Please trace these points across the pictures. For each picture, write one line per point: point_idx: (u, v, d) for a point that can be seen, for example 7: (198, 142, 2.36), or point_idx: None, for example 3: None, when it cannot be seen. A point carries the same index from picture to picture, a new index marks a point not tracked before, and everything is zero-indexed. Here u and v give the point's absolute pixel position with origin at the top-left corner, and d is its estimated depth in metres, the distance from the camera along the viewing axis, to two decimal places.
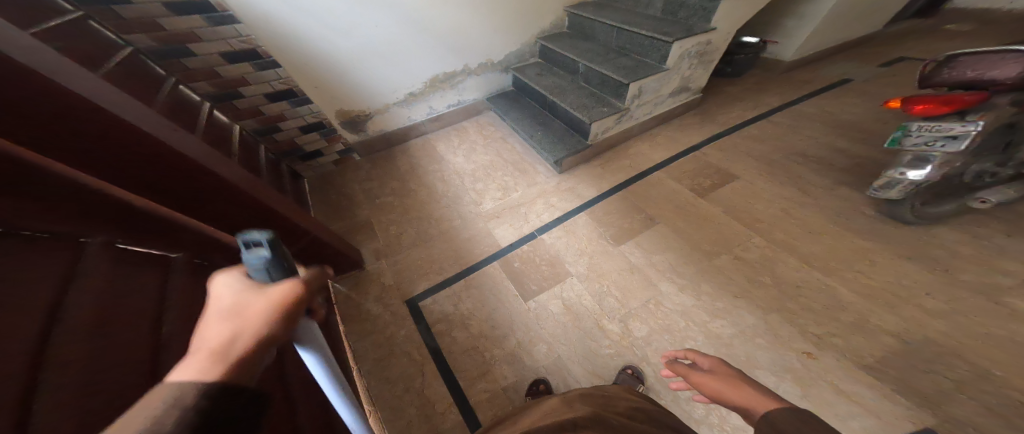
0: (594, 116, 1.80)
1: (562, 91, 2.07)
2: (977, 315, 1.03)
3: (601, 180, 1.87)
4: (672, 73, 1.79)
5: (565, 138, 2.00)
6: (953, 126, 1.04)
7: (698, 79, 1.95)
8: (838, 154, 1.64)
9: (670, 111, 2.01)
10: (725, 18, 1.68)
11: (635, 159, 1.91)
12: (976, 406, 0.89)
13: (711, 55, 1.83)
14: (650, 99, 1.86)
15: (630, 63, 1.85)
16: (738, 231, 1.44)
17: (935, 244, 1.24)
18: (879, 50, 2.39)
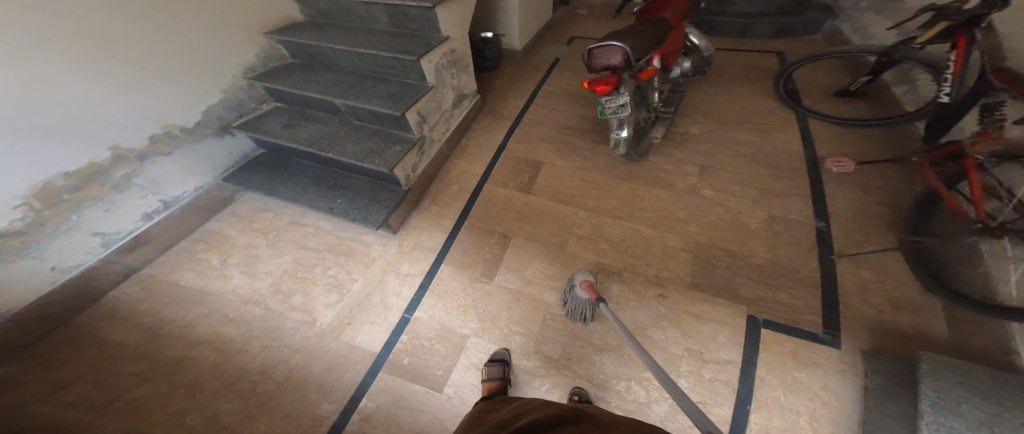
0: (391, 160, 1.53)
1: (334, 142, 1.64)
2: (706, 207, 1.54)
3: (441, 218, 1.65)
4: (439, 89, 1.72)
5: (374, 192, 1.63)
6: (620, 98, 1.51)
7: (465, 81, 1.94)
8: (583, 119, 1.98)
9: (462, 120, 1.96)
10: (450, 24, 1.66)
11: (460, 179, 1.79)
12: (750, 263, 1.31)
13: (461, 59, 1.83)
14: (432, 118, 1.72)
15: (391, 89, 1.63)
16: (573, 211, 1.62)
17: (670, 161, 1.77)
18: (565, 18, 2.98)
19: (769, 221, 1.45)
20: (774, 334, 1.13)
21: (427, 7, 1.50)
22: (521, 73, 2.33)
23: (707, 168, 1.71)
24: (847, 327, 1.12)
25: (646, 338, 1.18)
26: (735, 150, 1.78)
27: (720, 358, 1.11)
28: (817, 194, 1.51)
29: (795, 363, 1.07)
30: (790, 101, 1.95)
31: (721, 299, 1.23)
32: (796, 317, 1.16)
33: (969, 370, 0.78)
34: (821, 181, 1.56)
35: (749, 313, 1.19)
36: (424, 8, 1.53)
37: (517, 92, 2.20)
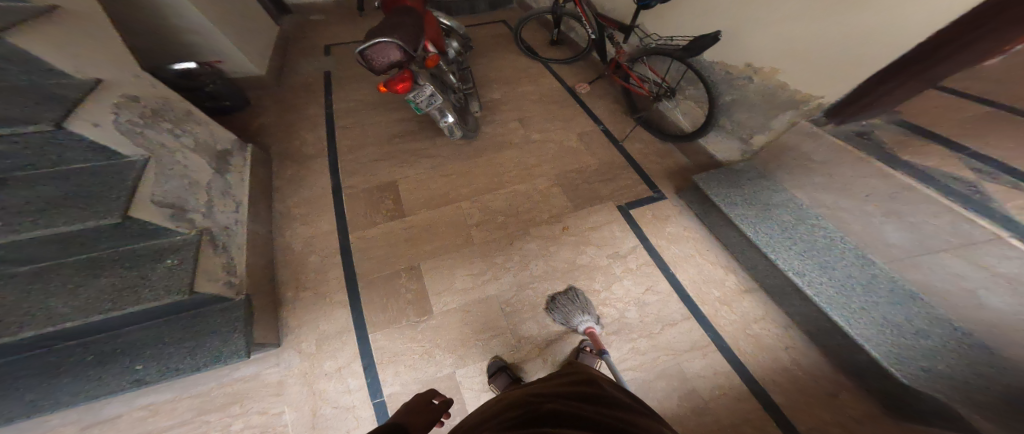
0: (178, 280, 0.99)
1: (3, 315, 0.85)
2: (542, 150, 1.87)
3: (327, 297, 1.30)
4: (168, 156, 1.15)
5: (190, 330, 1.05)
6: (424, 90, 1.51)
7: (198, 131, 1.35)
8: (401, 127, 1.93)
9: (246, 184, 1.46)
10: (81, 60, 1.01)
11: (316, 245, 1.45)
12: (592, 173, 1.76)
13: (162, 106, 1.22)
14: (190, 199, 1.16)
15: (56, 187, 0.93)
16: (456, 207, 1.61)
17: (496, 125, 1.99)
18: (298, 37, 2.61)
19: (580, 139, 1.94)
20: (637, 210, 1.60)
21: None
22: (300, 112, 1.99)
23: (523, 119, 2.04)
24: (659, 182, 1.73)
25: (580, 265, 1.43)
26: (528, 100, 2.18)
27: (630, 247, 1.49)
28: (587, 109, 2.13)
29: (658, 220, 1.57)
30: (533, 55, 2.49)
31: (596, 206, 1.63)
32: (638, 191, 1.69)
33: (718, 174, 1.51)
34: (584, 100, 2.20)
35: (618, 203, 1.63)
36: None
37: (309, 133, 1.88)
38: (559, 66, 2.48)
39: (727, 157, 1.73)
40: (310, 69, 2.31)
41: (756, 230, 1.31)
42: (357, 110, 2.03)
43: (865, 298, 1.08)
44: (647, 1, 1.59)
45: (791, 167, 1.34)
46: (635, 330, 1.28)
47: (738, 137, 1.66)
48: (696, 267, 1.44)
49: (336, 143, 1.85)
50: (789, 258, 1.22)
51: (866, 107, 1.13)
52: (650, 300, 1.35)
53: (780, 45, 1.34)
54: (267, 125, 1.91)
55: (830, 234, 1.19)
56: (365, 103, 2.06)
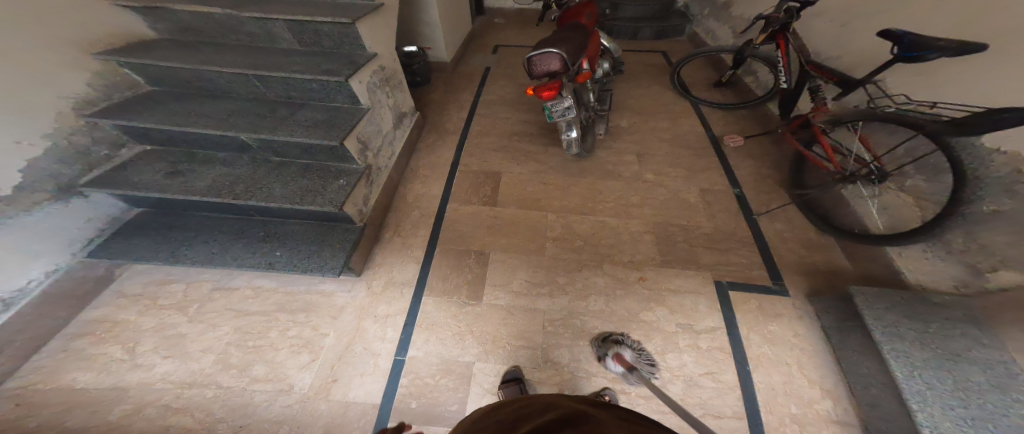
0: (340, 196, 1.34)
1: (252, 184, 1.36)
2: (650, 191, 1.74)
3: (409, 249, 1.55)
4: (376, 109, 1.57)
5: (322, 235, 1.44)
6: (565, 102, 1.59)
7: (398, 98, 1.79)
8: (526, 129, 2.10)
9: (402, 143, 1.84)
10: (374, 39, 1.48)
11: (422, 203, 1.73)
12: (699, 234, 1.54)
13: (392, 77, 1.68)
14: (373, 143, 1.55)
15: (316, 115, 1.39)
16: (541, 215, 1.66)
17: (614, 153, 1.95)
18: (482, 36, 3.11)
19: (701, 194, 1.71)
20: (739, 294, 1.32)
21: (346, 23, 1.29)
22: (457, 95, 2.40)
23: (645, 154, 1.93)
24: (787, 275, 1.37)
25: (642, 322, 1.27)
26: (660, 137, 2.04)
27: (710, 329, 1.24)
28: (726, 166, 1.85)
29: (765, 316, 1.25)
30: (683, 93, 2.30)
31: (689, 270, 1.41)
32: (751, 274, 1.38)
33: (894, 296, 1.07)
34: (726, 154, 1.92)
35: (715, 278, 1.38)
36: (339, 25, 1.33)
37: (456, 113, 2.24)
38: (712, 111, 2.22)
39: (925, 282, 1.25)
40: (478, 64, 2.73)
41: (902, 361, 0.93)
42: (498, 105, 2.29)
43: None
44: (923, 53, 1.10)
45: None
46: (669, 403, 1.10)
47: (960, 263, 1.15)
48: (780, 372, 1.11)
49: (471, 127, 2.14)
50: (936, 412, 0.84)
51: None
52: (704, 384, 1.11)
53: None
54: (430, 101, 2.36)
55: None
56: (506, 102, 2.31)
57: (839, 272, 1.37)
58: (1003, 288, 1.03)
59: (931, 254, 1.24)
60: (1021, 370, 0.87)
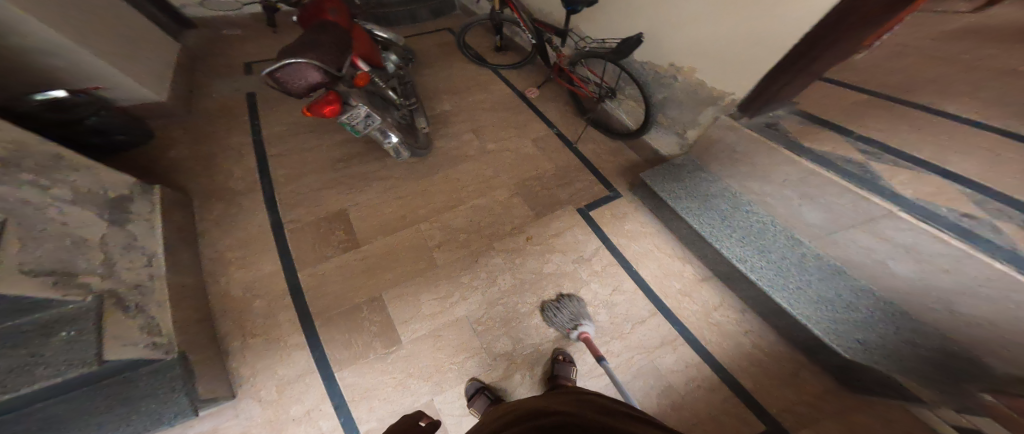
0: (83, 353, 0.82)
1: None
2: (496, 160, 1.85)
3: (279, 352, 1.18)
4: (44, 213, 0.89)
5: (107, 406, 0.89)
6: (356, 111, 1.37)
7: (79, 180, 1.05)
8: (344, 150, 1.81)
9: (160, 232, 1.24)
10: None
11: (259, 291, 1.30)
12: (549, 180, 1.77)
13: (19, 153, 0.89)
14: (82, 262, 0.92)
15: None
16: (414, 229, 1.54)
17: (448, 138, 1.94)
18: (214, 54, 2.33)
19: (534, 145, 1.94)
20: (595, 212, 1.64)
21: None
22: (224, 141, 1.79)
23: (475, 129, 2.00)
24: (614, 180, 1.78)
25: (548, 275, 1.44)
26: (478, 108, 2.14)
27: (592, 248, 1.52)
28: (538, 113, 2.13)
29: (616, 219, 1.62)
30: (481, 63, 2.46)
31: (557, 212, 1.64)
32: (595, 192, 1.73)
33: (660, 169, 1.62)
34: (534, 103, 2.20)
35: (578, 207, 1.66)
36: None
37: (238, 164, 1.69)
38: (505, 71, 2.46)
39: (668, 152, 1.80)
40: (230, 92, 2.06)
41: (693, 213, 1.43)
42: (290, 136, 1.85)
43: (802, 278, 1.21)
44: (574, 7, 1.68)
45: (721, 159, 1.48)
46: (607, 332, 1.31)
47: (675, 132, 1.74)
48: (654, 261, 1.50)
49: (271, 174, 1.67)
50: (732, 244, 1.34)
51: (772, 100, 1.27)
52: (616, 298, 1.39)
53: (697, 43, 1.41)
54: (182, 162, 1.67)
55: (762, 219, 1.35)
56: (301, 126, 1.89)
57: (636, 164, 1.89)
58: None
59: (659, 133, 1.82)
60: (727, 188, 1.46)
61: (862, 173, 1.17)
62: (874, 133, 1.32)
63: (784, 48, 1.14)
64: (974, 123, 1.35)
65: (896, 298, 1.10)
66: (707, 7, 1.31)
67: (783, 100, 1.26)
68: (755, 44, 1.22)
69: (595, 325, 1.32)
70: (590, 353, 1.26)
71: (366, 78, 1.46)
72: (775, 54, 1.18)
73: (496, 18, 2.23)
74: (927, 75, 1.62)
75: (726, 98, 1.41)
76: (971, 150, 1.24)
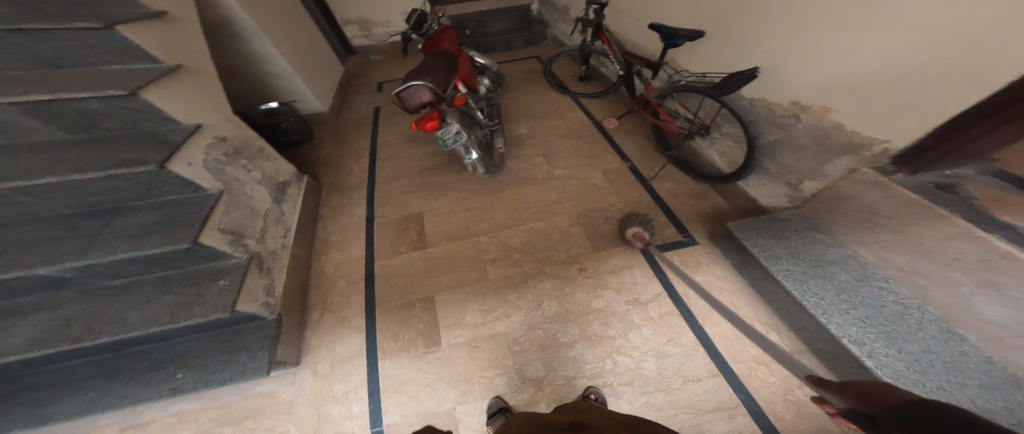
0: (226, 299, 1.12)
1: (95, 320, 1.05)
2: (564, 186, 1.86)
3: (345, 324, 1.39)
4: (238, 188, 1.31)
5: (223, 347, 1.19)
6: (452, 127, 1.58)
7: (263, 168, 1.50)
8: (433, 162, 2.07)
9: (296, 212, 1.62)
10: (190, 108, 1.19)
11: (344, 272, 1.57)
12: (615, 213, 1.70)
13: (242, 144, 1.39)
14: (249, 225, 1.30)
15: (146, 216, 1.09)
16: (475, 240, 1.65)
17: (522, 161, 2.04)
18: (359, 75, 2.97)
19: (607, 175, 1.89)
20: (661, 254, 1.50)
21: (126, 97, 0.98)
22: (350, 145, 2.24)
23: (549, 155, 2.07)
24: (690, 225, 1.61)
25: (595, 311, 1.36)
26: (556, 135, 2.21)
27: (652, 294, 1.38)
28: (615, 146, 2.08)
29: (685, 267, 1.45)
30: (563, 91, 2.54)
31: (618, 247, 1.55)
32: (665, 234, 1.58)
33: (753, 222, 1.42)
34: (611, 135, 2.16)
35: (642, 247, 1.54)
36: (125, 98, 1.00)
37: (354, 165, 2.10)
38: (588, 100, 2.49)
39: (773, 204, 1.56)
40: (361, 107, 2.59)
41: (790, 278, 1.21)
42: (397, 145, 2.21)
43: (950, 378, 0.91)
44: (675, 39, 1.63)
45: (847, 220, 1.22)
46: (651, 383, 1.16)
47: (783, 182, 1.50)
48: (728, 320, 1.27)
49: (375, 175, 2.02)
50: (844, 323, 1.07)
51: (948, 154, 0.97)
52: (671, 350, 1.23)
53: (830, 82, 1.19)
54: (319, 159, 2.15)
55: (903, 300, 1.05)
56: (405, 139, 2.24)
57: (722, 210, 1.66)
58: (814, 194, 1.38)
59: (763, 178, 1.58)
60: (854, 256, 1.18)
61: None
62: None
63: (983, 90, 0.87)
64: None
65: None
66: (848, 44, 1.12)
67: (979, 161, 0.94)
68: (927, 83, 0.96)
69: (638, 371, 1.19)
70: (626, 400, 1.13)
71: (462, 100, 1.67)
72: (963, 97, 0.91)
73: (586, 49, 2.30)
74: None
75: (872, 148, 1.13)
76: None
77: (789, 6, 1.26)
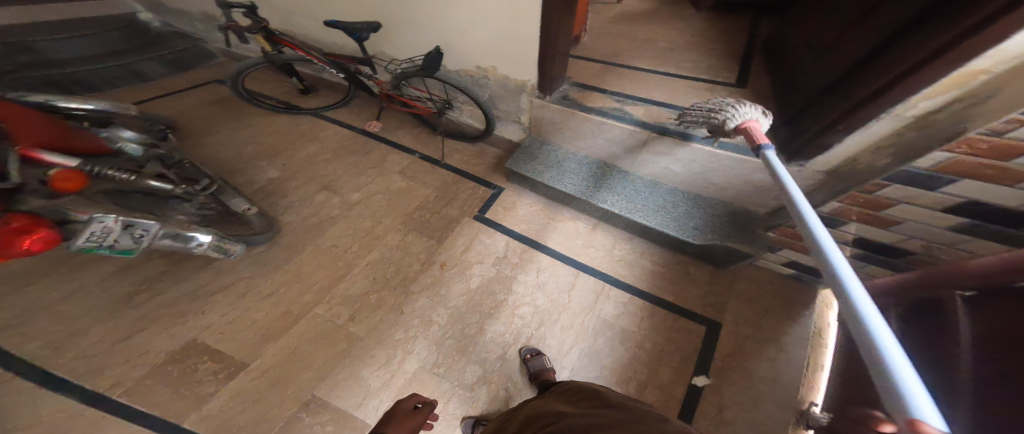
0: None
1: None
2: (369, 205, 1.70)
3: None
4: None
5: None
6: (98, 224, 0.91)
7: None
8: (148, 280, 1.31)
9: None
10: None
11: None
12: (432, 202, 1.75)
13: None
14: None
15: None
16: (312, 315, 1.29)
17: (301, 206, 1.66)
18: None
19: (404, 175, 1.87)
20: (489, 212, 1.74)
21: None
22: None
23: (329, 185, 1.78)
24: (490, 178, 1.91)
25: (479, 286, 1.46)
26: (321, 162, 1.90)
27: (503, 245, 1.61)
28: (392, 144, 2.04)
29: (507, 211, 1.75)
30: (294, 111, 2.16)
31: (456, 227, 1.65)
32: (479, 195, 1.81)
33: (517, 155, 1.84)
34: (382, 136, 2.09)
35: (472, 215, 1.71)
36: None
37: None
38: (327, 112, 2.22)
39: (518, 138, 2.04)
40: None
41: (557, 182, 1.70)
42: (10, 306, 1.18)
43: (638, 198, 1.64)
44: (358, 34, 1.67)
45: (552, 131, 1.84)
46: (552, 310, 1.43)
47: (513, 121, 1.98)
48: (552, 231, 1.69)
49: (19, 358, 1.08)
50: (591, 194, 1.65)
51: (553, 79, 1.68)
52: (540, 274, 1.53)
53: (477, 50, 1.72)
54: None
55: (598, 166, 1.77)
56: (34, 285, 1.24)
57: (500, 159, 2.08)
58: (528, 119, 1.90)
59: (505, 123, 2.01)
60: (569, 155, 1.83)
61: (622, 114, 1.63)
62: (624, 87, 1.82)
63: (532, 41, 1.54)
64: (676, 60, 2.07)
65: (676, 183, 1.65)
66: (467, 22, 1.63)
67: (556, 80, 1.71)
68: (514, 41, 1.58)
69: (539, 311, 1.42)
70: (551, 337, 1.36)
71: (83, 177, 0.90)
72: (530, 46, 1.56)
73: (275, 59, 1.96)
74: (643, 33, 2.38)
75: (525, 87, 1.75)
76: (669, 78, 1.89)
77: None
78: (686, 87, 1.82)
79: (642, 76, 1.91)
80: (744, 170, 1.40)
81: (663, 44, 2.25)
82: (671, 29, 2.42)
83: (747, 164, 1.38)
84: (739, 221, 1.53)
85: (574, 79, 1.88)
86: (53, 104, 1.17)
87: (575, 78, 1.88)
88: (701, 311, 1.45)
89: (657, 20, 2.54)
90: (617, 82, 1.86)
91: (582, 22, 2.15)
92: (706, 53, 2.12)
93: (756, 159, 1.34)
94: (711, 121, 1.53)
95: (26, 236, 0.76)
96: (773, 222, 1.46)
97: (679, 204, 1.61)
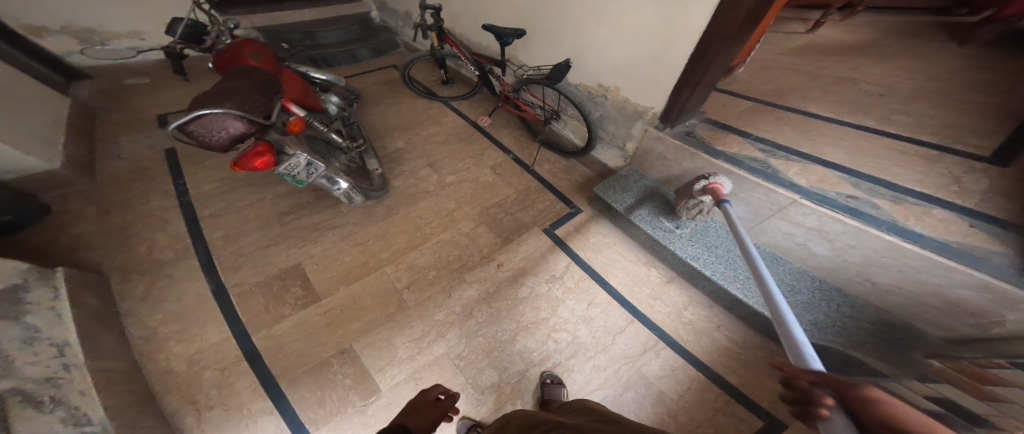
0: None
1: None
2: (456, 191, 1.87)
3: (246, 413, 1.12)
4: None
5: None
6: (295, 160, 1.28)
7: None
8: (293, 202, 1.74)
9: (66, 320, 1.04)
10: None
11: (207, 361, 1.20)
12: (510, 204, 1.82)
13: None
14: None
15: None
16: (381, 273, 1.50)
17: (407, 176, 1.94)
18: (118, 102, 2.09)
19: (494, 172, 1.99)
20: (561, 229, 1.71)
21: None
22: (149, 202, 1.63)
23: (433, 164, 2.02)
24: (572, 197, 1.87)
25: (526, 296, 1.46)
26: (434, 142, 2.18)
27: (563, 266, 1.56)
28: (494, 141, 2.20)
29: (579, 234, 1.69)
30: (432, 96, 2.53)
31: (524, 233, 1.68)
32: (555, 210, 1.80)
33: (611, 180, 1.75)
34: (489, 131, 2.27)
35: (544, 227, 1.71)
36: None
37: (167, 227, 1.55)
38: (455, 102, 2.53)
39: (615, 165, 1.94)
40: (138, 149, 1.85)
41: (644, 219, 1.54)
42: (229, 192, 1.74)
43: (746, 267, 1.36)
44: (504, 38, 1.83)
45: (658, 166, 1.68)
46: (590, 347, 1.32)
47: (615, 146, 1.90)
48: (621, 270, 1.55)
49: (213, 229, 1.58)
50: (683, 244, 1.45)
51: (684, 111, 1.53)
52: (593, 309, 1.43)
53: (607, 69, 1.69)
54: (92, 237, 1.47)
55: (704, 217, 1.54)
56: (240, 181, 1.79)
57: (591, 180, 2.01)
58: (634, 148, 1.79)
59: (607, 147, 1.94)
60: (669, 194, 1.65)
61: (764, 168, 1.35)
62: (770, 134, 1.52)
63: (674, 69, 1.43)
64: (860, 116, 1.60)
65: (810, 263, 1.30)
66: (608, 40, 1.62)
67: (693, 110, 1.56)
68: (653, 66, 1.50)
69: (577, 343, 1.33)
70: (578, 371, 1.26)
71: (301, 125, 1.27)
72: (670, 74, 1.45)
73: (437, 53, 2.31)
74: (823, 76, 1.93)
75: (646, 115, 1.65)
76: (840, 137, 1.48)
77: (568, 13, 1.72)
78: (865, 151, 1.40)
79: (800, 127, 1.56)
80: (938, 279, 1.01)
81: (850, 93, 1.77)
82: (867, 77, 1.89)
83: (945, 271, 0.99)
84: (891, 337, 1.13)
85: (707, 114, 1.66)
86: (307, 72, 1.69)
87: (709, 113, 1.67)
88: (776, 422, 1.14)
89: (853, 64, 2.03)
90: (760, 128, 1.56)
91: (747, 50, 1.87)
92: (918, 114, 1.58)
93: (965, 267, 0.95)
94: (905, 204, 1.15)
95: (261, 158, 1.15)
96: (947, 351, 1.03)
97: (804, 290, 1.27)
